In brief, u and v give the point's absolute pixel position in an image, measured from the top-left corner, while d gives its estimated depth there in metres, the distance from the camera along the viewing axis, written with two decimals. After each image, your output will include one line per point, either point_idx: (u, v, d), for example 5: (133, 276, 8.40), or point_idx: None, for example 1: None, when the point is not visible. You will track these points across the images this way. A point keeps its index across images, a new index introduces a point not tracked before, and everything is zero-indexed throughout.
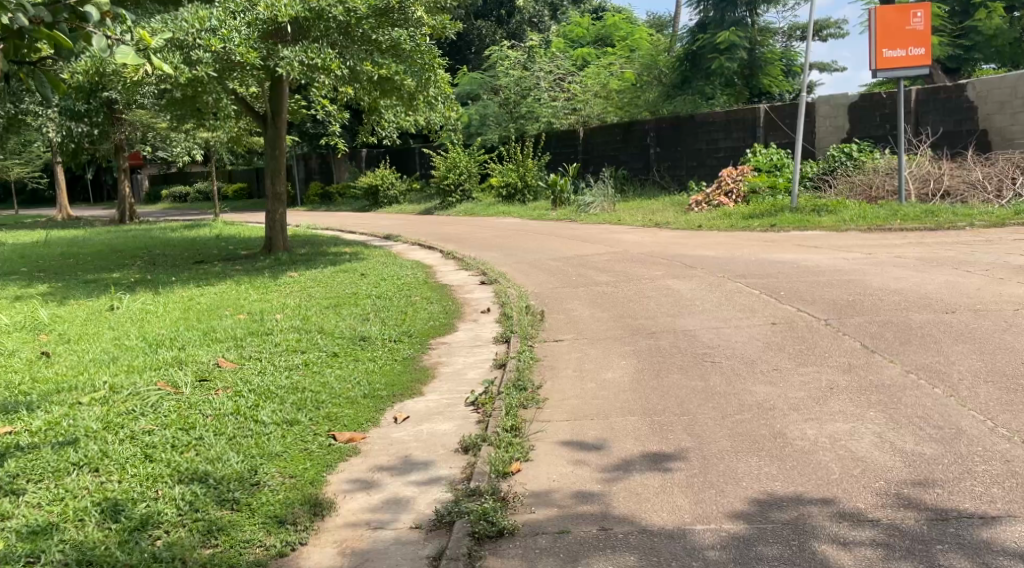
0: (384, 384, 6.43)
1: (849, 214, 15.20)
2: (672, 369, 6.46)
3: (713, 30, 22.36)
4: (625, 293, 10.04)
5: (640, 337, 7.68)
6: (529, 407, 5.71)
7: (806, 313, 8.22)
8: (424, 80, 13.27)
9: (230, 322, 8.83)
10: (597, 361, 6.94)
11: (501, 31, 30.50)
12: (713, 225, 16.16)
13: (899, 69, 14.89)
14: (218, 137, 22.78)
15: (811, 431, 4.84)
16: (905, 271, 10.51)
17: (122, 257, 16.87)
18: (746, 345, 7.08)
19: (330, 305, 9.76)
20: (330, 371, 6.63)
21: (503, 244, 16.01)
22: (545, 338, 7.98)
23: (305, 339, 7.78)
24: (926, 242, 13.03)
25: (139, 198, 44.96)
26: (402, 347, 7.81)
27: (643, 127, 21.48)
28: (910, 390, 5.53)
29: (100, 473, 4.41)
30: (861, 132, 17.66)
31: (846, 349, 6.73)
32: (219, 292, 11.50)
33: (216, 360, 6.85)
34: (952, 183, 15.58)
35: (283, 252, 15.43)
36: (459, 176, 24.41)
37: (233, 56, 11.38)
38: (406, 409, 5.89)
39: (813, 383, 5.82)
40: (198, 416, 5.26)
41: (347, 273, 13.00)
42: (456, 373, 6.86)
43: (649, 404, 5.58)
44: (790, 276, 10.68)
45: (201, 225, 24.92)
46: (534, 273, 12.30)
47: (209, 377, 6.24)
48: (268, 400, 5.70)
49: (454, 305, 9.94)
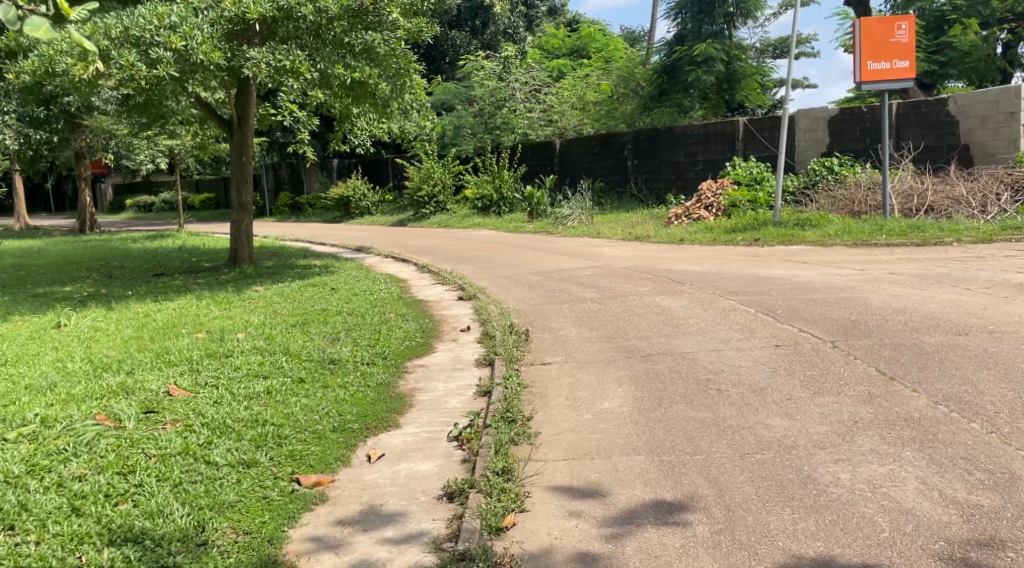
0: (356, 415, 5.79)
1: (834, 228, 14.73)
2: (676, 398, 5.85)
3: (691, 42, 21.76)
4: (612, 311, 9.45)
5: (635, 361, 7.09)
6: (521, 443, 5.10)
7: (809, 334, 7.64)
8: (397, 85, 12.56)
9: (188, 342, 8.17)
10: (592, 388, 6.33)
11: (476, 42, 29.94)
12: (694, 240, 15.63)
13: (884, 82, 14.45)
14: (184, 146, 22.03)
15: (845, 474, 4.25)
16: (904, 289, 9.99)
17: (76, 270, 16.02)
18: (752, 371, 6.48)
19: (296, 324, 9.09)
20: (296, 400, 5.98)
21: (478, 258, 15.36)
22: (531, 362, 7.35)
23: (269, 362, 7.14)
24: (916, 258, 12.57)
25: (104, 208, 43.88)
26: (376, 370, 7.16)
27: (620, 139, 20.98)
28: (944, 424, 4.92)
29: (14, 531, 3.77)
30: (842, 145, 17.26)
31: (862, 375, 6.12)
32: (178, 309, 10.79)
33: (166, 389, 6.20)
34: (936, 198, 15.08)
35: (249, 265, 14.71)
36: (433, 188, 23.75)
37: (194, 58, 10.66)
38: (381, 445, 5.25)
39: (834, 415, 5.22)
40: (140, 457, 4.61)
41: (315, 288, 12.32)
42: (436, 402, 6.21)
43: (655, 440, 4.98)
44: (785, 293, 10.12)
45: (164, 236, 24.05)
46: (515, 289, 11.69)
47: (157, 409, 5.59)
48: (223, 436, 5.06)
49: (431, 323, 9.30)
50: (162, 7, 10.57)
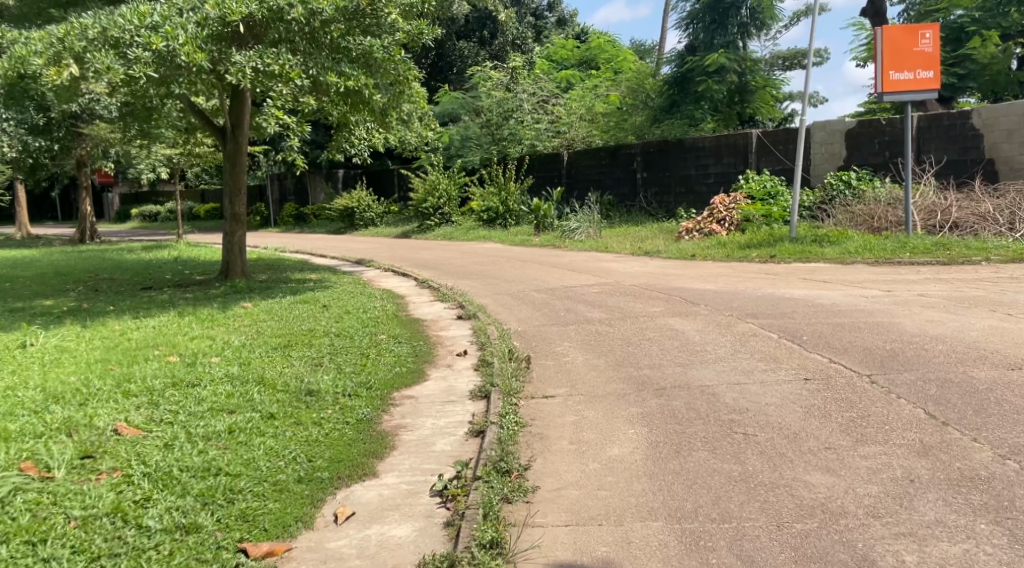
0: (327, 459, 5.03)
1: (854, 245, 13.96)
2: (696, 444, 5.07)
3: (702, 52, 21.02)
4: (621, 334, 8.66)
5: (647, 395, 6.30)
6: (515, 501, 4.37)
7: (841, 365, 6.83)
8: (394, 91, 11.81)
9: (155, 368, 7.42)
10: (599, 428, 5.55)
11: (484, 52, 29.11)
12: (707, 255, 14.87)
13: (907, 93, 13.59)
14: (182, 156, 21.35)
15: (909, 556, 3.64)
16: (939, 313, 9.15)
17: (63, 282, 15.32)
18: (782, 411, 5.67)
19: (278, 347, 8.31)
20: (261, 441, 5.23)
21: (481, 273, 14.59)
22: (533, 395, 6.57)
23: (239, 393, 6.38)
24: (945, 278, 11.77)
25: (110, 217, 43.26)
26: (357, 403, 6.38)
27: (629, 151, 20.24)
28: (1020, 488, 4.15)
29: None
30: (860, 158, 16.43)
31: (910, 419, 5.31)
32: (157, 326, 10.09)
33: (114, 426, 5.50)
34: (961, 215, 14.28)
35: (241, 279, 13.92)
36: (438, 200, 23.04)
37: (177, 60, 9.76)
38: (353, 501, 4.54)
39: (885, 471, 4.43)
40: (58, 521, 4.01)
41: (307, 304, 11.60)
42: (420, 444, 5.45)
43: (672, 499, 4.25)
44: (808, 316, 9.32)
45: (162, 246, 23.34)
46: (518, 307, 10.95)
47: (96, 453, 4.93)
48: (166, 490, 4.40)
49: (425, 346, 8.51)
50: (145, 7, 9.93)
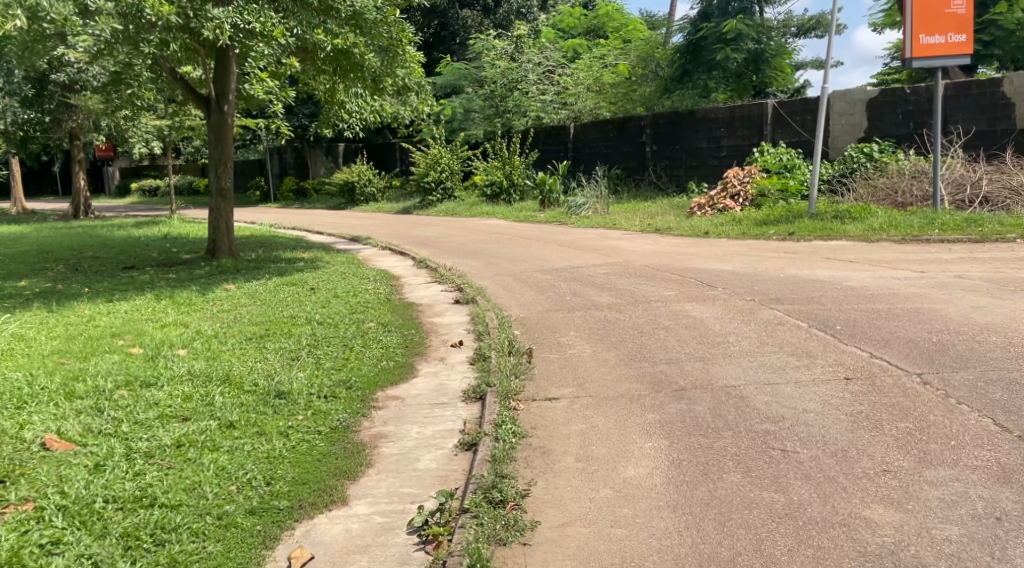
0: (289, 482, 4.20)
1: (878, 220, 13.08)
2: (727, 464, 4.26)
3: (717, 18, 19.91)
4: (633, 322, 7.82)
5: (666, 398, 5.47)
6: (509, 543, 3.63)
7: (886, 363, 5.97)
8: (388, 57, 10.96)
9: (112, 363, 6.57)
10: (610, 441, 4.72)
11: (488, 21, 28.02)
12: (721, 232, 13.99)
13: (935, 58, 12.57)
14: (173, 127, 20.43)
15: None
16: (984, 298, 8.26)
17: (43, 261, 14.47)
18: (825, 420, 4.84)
19: (252, 338, 7.47)
20: (211, 458, 4.43)
21: (482, 251, 13.75)
22: (533, 397, 5.73)
23: (199, 396, 5.55)
24: (980, 257, 10.88)
25: (110, 191, 42.47)
26: (334, 405, 5.55)
27: (638, 123, 19.30)
28: None
29: None
30: (882, 129, 15.45)
31: (979, 432, 4.53)
32: (128, 312, 9.27)
33: (43, 438, 4.69)
34: (992, 188, 13.35)
35: (228, 258, 13.05)
36: (440, 173, 22.21)
37: (143, 11, 8.78)
38: (317, 538, 3.77)
39: (963, 506, 3.72)
40: None
41: (293, 286, 10.78)
42: (402, 460, 4.63)
43: (703, 546, 3.52)
44: (838, 300, 8.45)
45: (155, 222, 22.47)
46: (519, 290, 10.13)
47: (11, 475, 4.15)
48: (82, 531, 3.64)
49: (418, 335, 7.66)
50: None
